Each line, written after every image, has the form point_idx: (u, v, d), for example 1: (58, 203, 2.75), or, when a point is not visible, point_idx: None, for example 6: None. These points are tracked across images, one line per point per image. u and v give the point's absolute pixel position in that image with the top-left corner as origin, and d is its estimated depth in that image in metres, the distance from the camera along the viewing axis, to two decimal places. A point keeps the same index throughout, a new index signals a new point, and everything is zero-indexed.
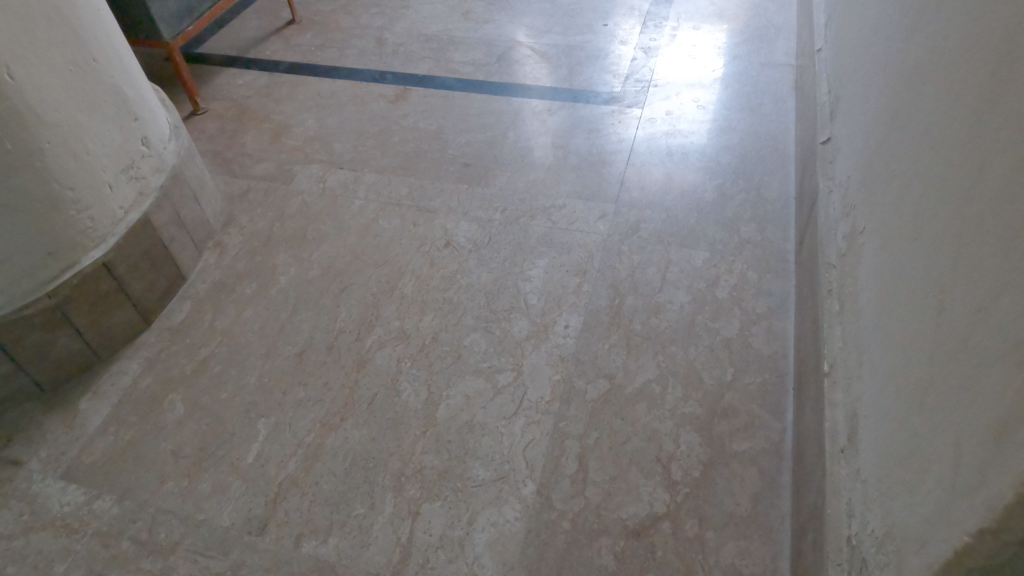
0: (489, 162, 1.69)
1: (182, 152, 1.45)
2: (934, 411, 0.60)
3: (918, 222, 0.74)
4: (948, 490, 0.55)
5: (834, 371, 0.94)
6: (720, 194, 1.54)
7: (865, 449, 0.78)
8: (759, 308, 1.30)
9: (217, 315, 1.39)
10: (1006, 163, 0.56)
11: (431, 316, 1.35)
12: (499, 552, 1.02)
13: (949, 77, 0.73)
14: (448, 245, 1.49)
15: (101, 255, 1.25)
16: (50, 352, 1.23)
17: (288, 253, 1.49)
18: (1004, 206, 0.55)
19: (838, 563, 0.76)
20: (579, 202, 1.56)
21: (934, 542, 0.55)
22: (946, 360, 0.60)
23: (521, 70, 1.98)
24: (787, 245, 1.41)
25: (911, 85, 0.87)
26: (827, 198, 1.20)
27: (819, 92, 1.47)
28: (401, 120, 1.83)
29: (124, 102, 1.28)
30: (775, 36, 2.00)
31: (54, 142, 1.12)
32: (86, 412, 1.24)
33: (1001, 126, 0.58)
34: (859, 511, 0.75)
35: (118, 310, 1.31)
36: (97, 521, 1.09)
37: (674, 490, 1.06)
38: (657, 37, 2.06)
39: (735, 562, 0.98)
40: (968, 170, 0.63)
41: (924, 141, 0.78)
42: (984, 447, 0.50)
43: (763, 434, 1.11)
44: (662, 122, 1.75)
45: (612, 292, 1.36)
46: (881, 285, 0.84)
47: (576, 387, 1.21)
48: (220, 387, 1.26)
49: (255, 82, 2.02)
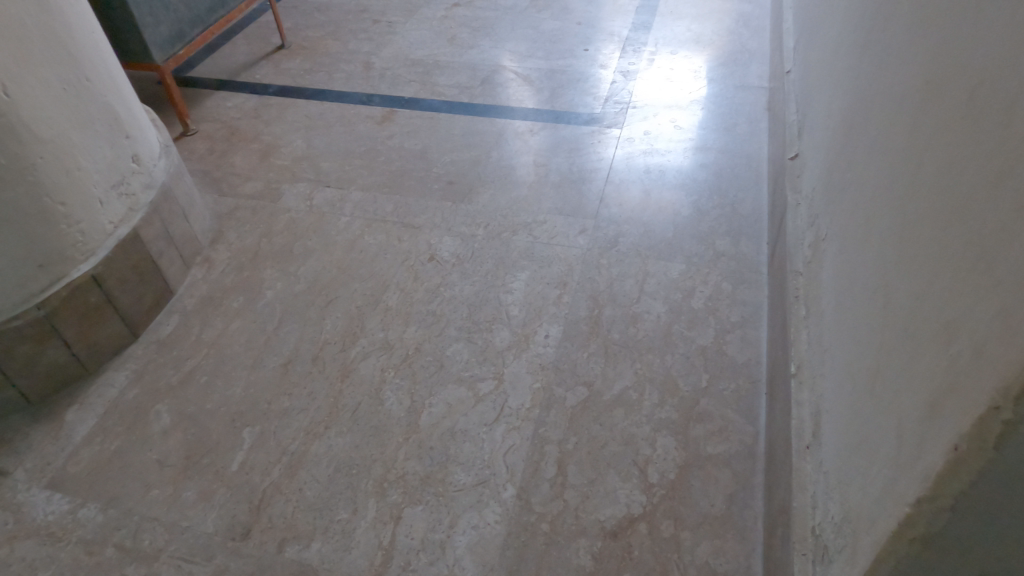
0: (473, 180, 1.74)
1: (171, 171, 1.49)
2: (881, 395, 0.64)
3: (869, 224, 0.79)
4: (893, 467, 0.58)
5: (800, 372, 0.98)
6: (697, 210, 1.59)
7: (827, 441, 0.81)
8: (733, 318, 1.34)
9: (204, 328, 1.41)
10: (940, 160, 0.60)
11: (415, 327, 1.38)
12: (479, 554, 1.04)
13: (895, 87, 0.78)
14: (432, 259, 1.52)
15: (90, 268, 1.27)
16: (37, 364, 1.25)
17: (275, 268, 1.53)
18: (938, 201, 0.59)
19: (803, 553, 0.79)
20: (560, 218, 1.61)
21: (882, 519, 0.58)
22: (891, 349, 0.64)
23: (505, 92, 2.05)
24: (760, 257, 1.46)
25: (864, 97, 0.92)
26: (795, 210, 1.25)
27: (789, 111, 1.53)
28: (387, 141, 1.88)
29: (116, 120, 1.32)
30: (749, 61, 2.08)
31: (46, 157, 1.15)
32: (73, 423, 1.26)
33: (935, 130, 0.63)
34: (822, 500, 0.79)
35: (106, 323, 1.33)
36: (82, 529, 1.10)
37: (651, 491, 1.09)
38: (636, 62, 2.13)
39: (710, 560, 1.01)
40: (909, 170, 0.68)
41: (874, 148, 0.83)
42: (920, 424, 0.54)
43: (737, 437, 1.15)
44: (640, 141, 1.81)
45: (591, 303, 1.39)
46: (840, 286, 0.88)
47: (556, 394, 1.24)
48: (206, 397, 1.28)
49: (245, 104, 2.07)
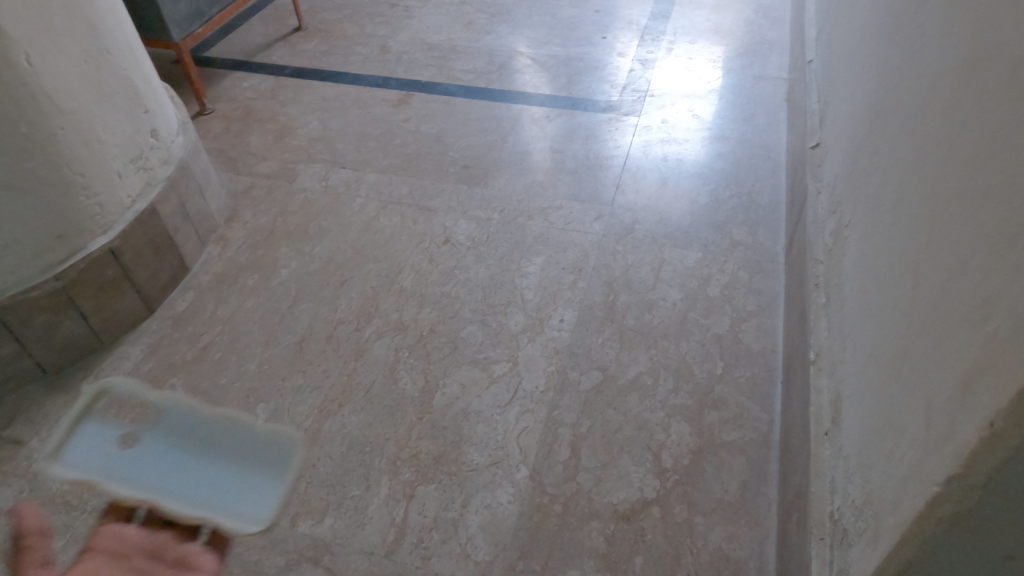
0: (489, 164, 1.73)
1: (189, 147, 1.49)
2: (908, 377, 0.64)
3: (897, 208, 0.78)
4: (921, 447, 0.58)
5: (819, 358, 0.97)
6: (714, 200, 1.58)
7: (847, 427, 0.81)
8: (749, 306, 1.33)
9: (219, 304, 1.41)
10: (975, 139, 0.60)
11: (429, 309, 1.38)
12: (492, 534, 1.04)
13: (927, 70, 0.78)
14: (447, 242, 1.52)
15: (107, 242, 1.27)
16: (54, 335, 1.26)
17: (290, 247, 1.52)
18: (973, 180, 0.58)
19: (821, 538, 0.78)
20: (575, 204, 1.60)
21: (907, 499, 0.58)
22: (920, 330, 0.63)
23: (521, 78, 2.04)
24: (777, 247, 1.45)
25: (893, 81, 0.91)
26: (816, 198, 1.24)
27: (810, 101, 1.52)
28: (403, 124, 1.88)
29: (136, 95, 1.32)
30: (768, 52, 2.06)
31: (67, 128, 1.15)
32: (88, 395, 1.26)
33: (971, 109, 0.62)
34: (841, 485, 0.78)
35: (122, 297, 1.34)
36: (96, 499, 1.11)
37: (664, 476, 1.09)
38: (654, 51, 2.12)
39: (723, 546, 1.01)
40: (941, 152, 0.67)
41: (904, 131, 0.82)
42: (952, 403, 0.53)
43: (752, 425, 1.14)
44: (657, 130, 1.80)
45: (606, 289, 1.39)
46: (864, 271, 0.87)
47: (570, 378, 1.23)
48: (220, 373, 1.28)
49: (261, 85, 2.07)
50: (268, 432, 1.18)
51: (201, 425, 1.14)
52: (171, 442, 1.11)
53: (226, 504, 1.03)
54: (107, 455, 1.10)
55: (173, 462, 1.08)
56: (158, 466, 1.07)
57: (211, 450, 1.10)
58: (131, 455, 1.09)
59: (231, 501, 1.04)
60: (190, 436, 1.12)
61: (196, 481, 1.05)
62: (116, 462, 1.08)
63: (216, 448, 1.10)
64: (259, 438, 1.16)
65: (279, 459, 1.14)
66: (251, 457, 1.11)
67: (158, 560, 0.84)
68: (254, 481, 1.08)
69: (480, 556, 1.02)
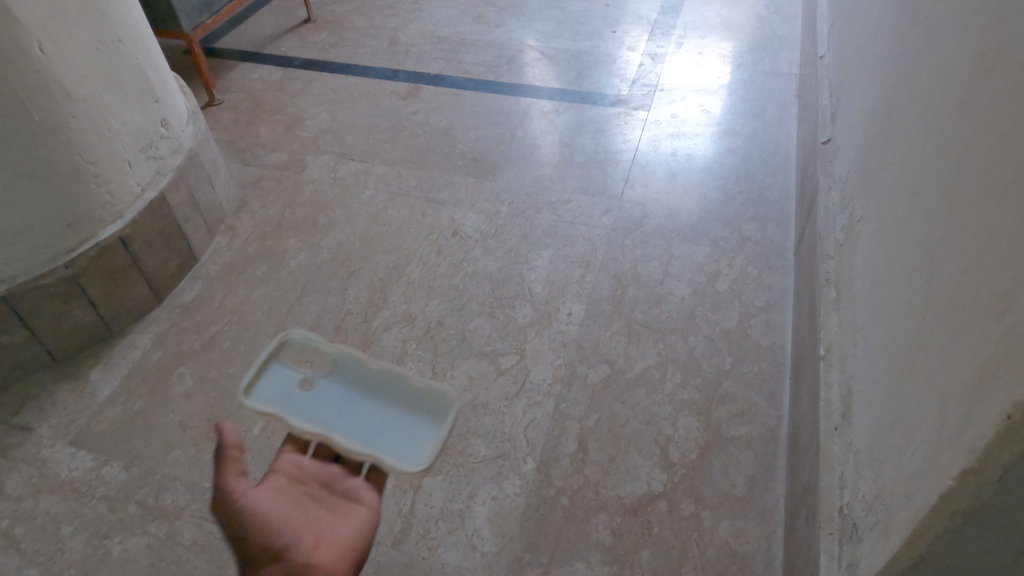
0: (498, 157, 1.73)
1: (199, 137, 1.49)
2: (923, 371, 0.63)
3: (912, 202, 0.77)
4: (934, 442, 0.57)
5: (829, 354, 0.96)
6: (723, 195, 1.57)
7: (858, 421, 0.80)
8: (758, 302, 1.33)
9: (227, 294, 1.41)
10: (994, 130, 0.59)
11: (437, 301, 1.37)
12: (498, 525, 1.04)
13: (944, 62, 0.77)
14: (455, 234, 1.52)
15: (117, 230, 1.28)
16: (63, 323, 1.26)
17: (299, 238, 1.53)
18: (991, 172, 0.58)
19: (830, 533, 0.78)
20: (584, 197, 1.60)
21: (920, 493, 0.58)
22: (935, 323, 0.63)
23: (530, 72, 2.03)
24: (786, 243, 1.45)
25: (909, 74, 0.90)
26: (827, 194, 1.23)
27: (822, 96, 1.51)
28: (412, 116, 1.87)
29: (147, 84, 1.32)
30: (779, 47, 2.05)
31: (77, 116, 1.16)
32: (97, 382, 1.27)
33: (990, 100, 0.61)
34: (851, 480, 0.78)
35: (132, 285, 1.34)
36: (105, 486, 1.11)
37: (671, 470, 1.09)
38: (664, 45, 2.11)
39: (729, 540, 1.00)
40: (959, 144, 0.67)
41: (920, 124, 0.81)
42: (967, 396, 0.53)
43: (760, 420, 1.14)
44: (666, 125, 1.79)
45: (615, 284, 1.39)
46: (877, 266, 0.87)
47: (577, 371, 1.23)
48: (229, 362, 1.28)
49: (270, 76, 2.07)
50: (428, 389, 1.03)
51: (389, 372, 1.03)
52: (345, 384, 1.03)
53: (388, 443, 0.96)
54: (280, 394, 1.01)
55: (348, 403, 1.01)
56: (324, 406, 1.00)
57: (372, 392, 1.02)
58: (302, 396, 1.01)
59: (393, 442, 0.97)
60: (367, 377, 1.04)
61: (370, 420, 0.99)
62: (278, 400, 1.00)
63: (373, 393, 1.02)
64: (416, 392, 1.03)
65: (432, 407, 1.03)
66: (417, 405, 1.02)
67: (330, 481, 0.88)
68: (423, 427, 1.00)
69: (486, 547, 1.02)
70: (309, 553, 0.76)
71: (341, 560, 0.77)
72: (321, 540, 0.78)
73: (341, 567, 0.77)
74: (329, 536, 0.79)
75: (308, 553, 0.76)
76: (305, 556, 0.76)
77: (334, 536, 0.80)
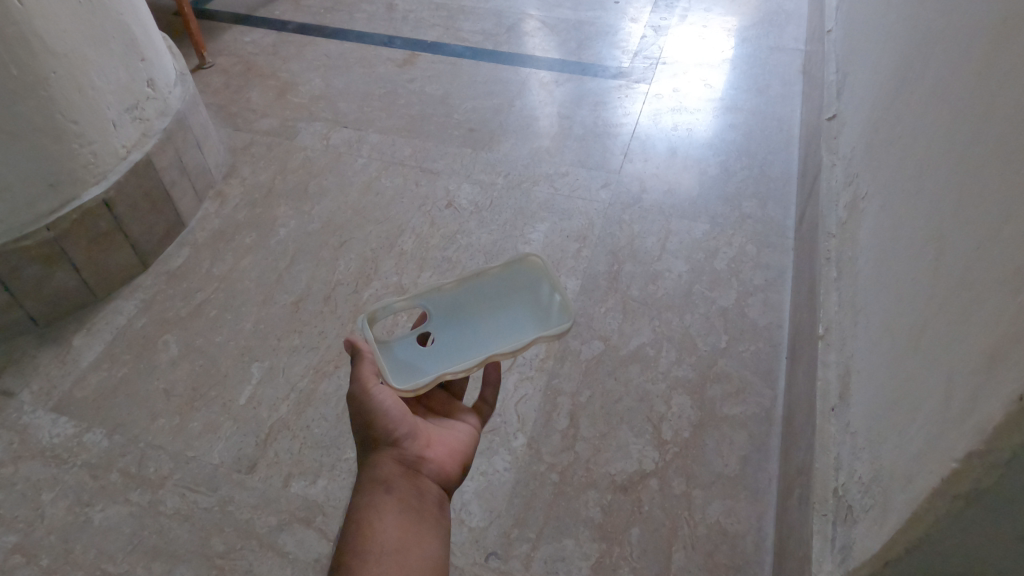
0: (495, 128, 1.69)
1: (187, 100, 1.44)
2: (928, 350, 0.61)
3: (922, 175, 0.75)
4: (938, 423, 0.55)
5: (828, 333, 0.94)
6: (723, 171, 1.54)
7: (856, 402, 0.78)
8: (756, 281, 1.31)
9: (215, 261, 1.38)
10: (1013, 100, 0.56)
11: (429, 273, 1.35)
12: (486, 501, 1.02)
13: (960, 31, 0.74)
14: (449, 206, 1.49)
15: (101, 192, 1.24)
16: (46, 287, 1.23)
17: (289, 206, 1.49)
18: (1009, 141, 0.55)
19: (823, 514, 0.76)
20: (582, 171, 1.56)
21: (921, 476, 0.56)
22: (944, 301, 0.60)
23: (530, 42, 1.98)
24: (787, 221, 1.42)
25: (922, 45, 0.87)
26: (830, 171, 1.20)
27: (828, 71, 1.47)
28: (407, 84, 1.83)
29: (132, 41, 1.27)
30: (785, 22, 1.99)
31: (59, 73, 1.11)
32: (79, 348, 1.24)
33: (1009, 68, 0.58)
34: (847, 461, 0.76)
35: (116, 250, 1.31)
36: (87, 453, 1.09)
37: (663, 449, 1.07)
38: (668, 17, 2.06)
39: (720, 519, 0.99)
40: (975, 115, 0.64)
41: (933, 95, 0.78)
42: (976, 376, 0.51)
43: (754, 400, 1.12)
44: (668, 98, 1.75)
45: (611, 259, 1.36)
46: (882, 243, 0.84)
47: (571, 347, 1.21)
48: (215, 330, 1.26)
49: (263, 40, 2.01)
50: (507, 272, 0.96)
51: (469, 281, 0.95)
52: (447, 318, 0.93)
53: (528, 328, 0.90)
54: (410, 367, 0.88)
55: (469, 327, 0.92)
56: (455, 348, 0.89)
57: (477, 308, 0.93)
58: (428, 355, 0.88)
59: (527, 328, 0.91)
60: (459, 302, 0.94)
61: (498, 326, 0.92)
62: (413, 372, 0.87)
63: (478, 313, 0.93)
64: (501, 279, 0.96)
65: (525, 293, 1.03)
66: (513, 286, 0.95)
67: (433, 404, 0.85)
68: (536, 305, 0.94)
69: (474, 522, 1.00)
70: (425, 447, 0.74)
71: (452, 460, 0.76)
72: (436, 440, 0.76)
73: (452, 469, 0.75)
74: (441, 437, 0.77)
75: (424, 448, 0.74)
76: (421, 450, 0.74)
77: (445, 436, 0.78)
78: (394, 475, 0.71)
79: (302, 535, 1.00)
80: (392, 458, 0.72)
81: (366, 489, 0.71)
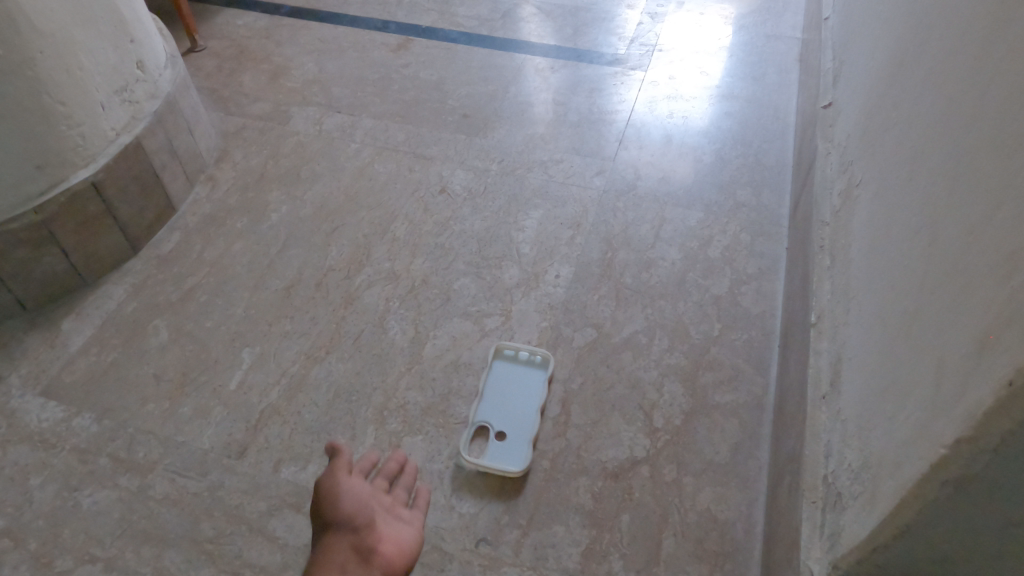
0: (489, 114, 1.67)
1: (177, 82, 1.43)
2: (918, 338, 0.61)
3: (916, 163, 0.74)
4: (927, 410, 0.55)
5: (820, 321, 0.94)
6: (719, 159, 1.54)
7: (847, 389, 0.78)
8: (750, 269, 1.30)
9: (206, 246, 1.37)
10: (1006, 88, 0.55)
11: (421, 259, 1.34)
12: (477, 487, 1.02)
13: (955, 19, 0.73)
14: (442, 192, 1.48)
15: (90, 175, 1.23)
16: (34, 270, 1.22)
17: (281, 191, 1.48)
18: (1002, 128, 0.55)
19: (813, 501, 0.76)
20: (577, 158, 1.55)
21: (909, 462, 0.56)
22: (935, 288, 0.60)
23: (526, 27, 1.96)
24: (781, 210, 1.42)
25: (919, 31, 0.86)
26: (825, 159, 1.20)
27: (824, 59, 1.46)
28: (402, 69, 1.81)
29: (121, 22, 1.25)
30: (783, 10, 1.98)
31: (45, 52, 1.09)
32: (68, 333, 1.23)
33: (1004, 53, 0.58)
34: (837, 448, 0.76)
35: (106, 234, 1.30)
36: (76, 437, 1.09)
37: (655, 436, 1.07)
38: (665, 4, 2.04)
39: (711, 506, 1.00)
40: (968, 104, 0.63)
41: (929, 81, 0.77)
42: (964, 363, 0.51)
43: (746, 388, 1.12)
44: (664, 86, 1.74)
45: (604, 247, 1.35)
46: (875, 231, 0.84)
47: (563, 334, 1.21)
48: (206, 315, 1.25)
49: (256, 23, 1.99)
50: None
51: None
52: None
53: None
54: None
55: None
56: None
57: None
58: None
59: None
60: None
61: None
62: None
63: None
64: None
65: (526, 294, 1.28)
66: None
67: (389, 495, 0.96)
68: None
69: (464, 508, 1.00)
70: (376, 540, 0.88)
71: (399, 555, 0.88)
72: (386, 536, 0.89)
73: (399, 561, 0.88)
74: (392, 533, 0.90)
75: (375, 540, 0.88)
76: (371, 542, 0.87)
77: (394, 533, 0.90)
78: (346, 559, 0.84)
79: (292, 521, 1.00)
80: (345, 543, 0.86)
81: (322, 567, 0.83)
